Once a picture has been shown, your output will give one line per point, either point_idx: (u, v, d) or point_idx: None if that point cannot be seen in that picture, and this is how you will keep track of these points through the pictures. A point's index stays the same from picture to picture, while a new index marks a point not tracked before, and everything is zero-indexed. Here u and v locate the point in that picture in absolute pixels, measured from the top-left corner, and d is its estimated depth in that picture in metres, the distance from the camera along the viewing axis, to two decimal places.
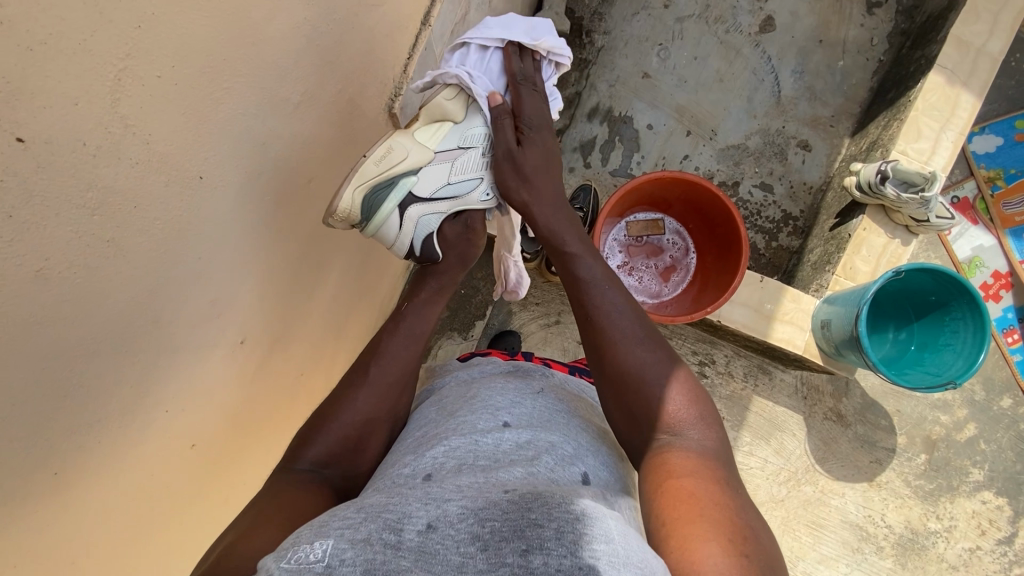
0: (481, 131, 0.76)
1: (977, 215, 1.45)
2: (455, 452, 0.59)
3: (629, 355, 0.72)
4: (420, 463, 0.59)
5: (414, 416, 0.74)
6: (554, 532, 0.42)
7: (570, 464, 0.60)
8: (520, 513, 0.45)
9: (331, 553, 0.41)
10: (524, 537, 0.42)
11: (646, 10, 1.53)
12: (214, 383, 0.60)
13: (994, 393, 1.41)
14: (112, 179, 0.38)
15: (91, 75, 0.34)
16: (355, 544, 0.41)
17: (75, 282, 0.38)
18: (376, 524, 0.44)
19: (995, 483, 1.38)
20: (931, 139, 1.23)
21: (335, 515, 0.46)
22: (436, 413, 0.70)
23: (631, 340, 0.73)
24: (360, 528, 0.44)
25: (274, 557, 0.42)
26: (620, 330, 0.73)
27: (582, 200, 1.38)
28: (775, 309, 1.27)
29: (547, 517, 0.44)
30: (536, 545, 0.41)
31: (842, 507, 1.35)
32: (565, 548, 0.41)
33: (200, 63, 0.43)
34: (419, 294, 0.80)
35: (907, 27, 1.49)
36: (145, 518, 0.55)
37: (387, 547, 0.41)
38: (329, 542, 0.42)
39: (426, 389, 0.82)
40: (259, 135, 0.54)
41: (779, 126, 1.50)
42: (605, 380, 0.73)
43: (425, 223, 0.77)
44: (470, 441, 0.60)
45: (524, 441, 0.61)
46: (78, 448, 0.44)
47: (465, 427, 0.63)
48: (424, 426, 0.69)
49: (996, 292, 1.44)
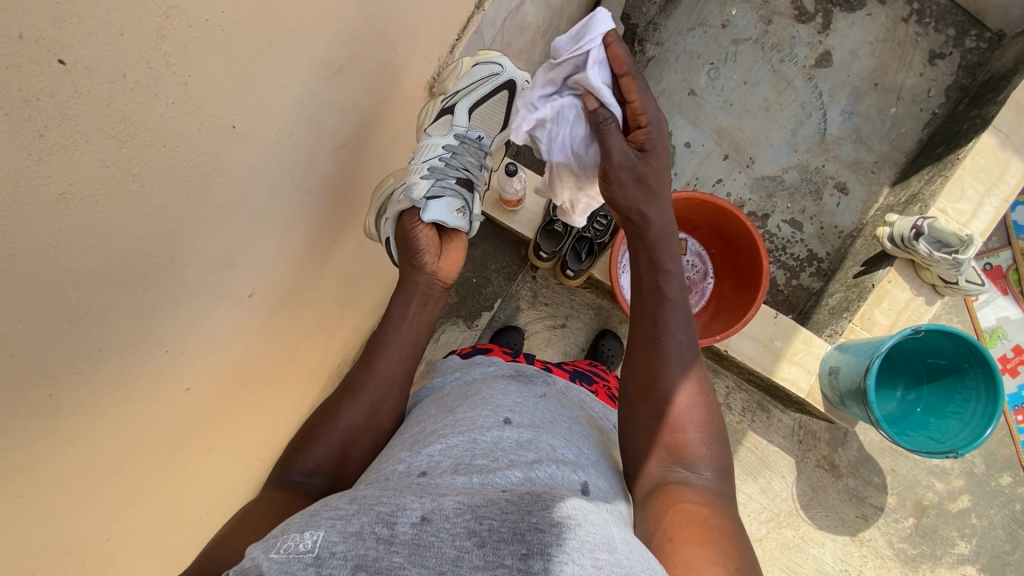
0: (423, 142, 0.80)
1: (1008, 286, 1.41)
2: (453, 450, 0.59)
3: (675, 385, 0.69)
4: (416, 460, 0.59)
5: (410, 416, 0.73)
6: (556, 538, 0.42)
7: (572, 469, 0.59)
8: (519, 515, 0.44)
9: (321, 545, 0.40)
10: (524, 541, 0.42)
11: (703, 27, 1.50)
12: (216, 332, 0.60)
13: (995, 469, 1.37)
14: (146, 115, 0.38)
15: (141, 8, 0.34)
16: (347, 538, 0.41)
17: (95, 210, 0.38)
18: (369, 517, 0.43)
19: (979, 559, 1.35)
20: (974, 201, 1.20)
21: (326, 505, 0.46)
22: (436, 409, 0.70)
23: (685, 369, 0.70)
24: (351, 520, 0.43)
25: (262, 546, 0.42)
26: (675, 347, 0.71)
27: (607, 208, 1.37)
28: (785, 347, 1.25)
29: (547, 522, 0.44)
30: (536, 550, 0.41)
31: (820, 557, 1.33)
32: (568, 553, 0.41)
33: (249, 13, 0.43)
34: (398, 298, 0.78)
35: (966, 84, 1.45)
36: (129, 453, 0.56)
37: (379, 541, 0.41)
38: (319, 534, 0.41)
39: (424, 386, 0.81)
40: (297, 94, 0.54)
41: (819, 164, 1.47)
42: (643, 397, 0.71)
43: (384, 231, 0.80)
44: (468, 440, 0.60)
45: (524, 440, 0.60)
46: (74, 374, 0.44)
47: (465, 424, 0.63)
48: (423, 421, 0.68)
49: (1014, 366, 1.39)
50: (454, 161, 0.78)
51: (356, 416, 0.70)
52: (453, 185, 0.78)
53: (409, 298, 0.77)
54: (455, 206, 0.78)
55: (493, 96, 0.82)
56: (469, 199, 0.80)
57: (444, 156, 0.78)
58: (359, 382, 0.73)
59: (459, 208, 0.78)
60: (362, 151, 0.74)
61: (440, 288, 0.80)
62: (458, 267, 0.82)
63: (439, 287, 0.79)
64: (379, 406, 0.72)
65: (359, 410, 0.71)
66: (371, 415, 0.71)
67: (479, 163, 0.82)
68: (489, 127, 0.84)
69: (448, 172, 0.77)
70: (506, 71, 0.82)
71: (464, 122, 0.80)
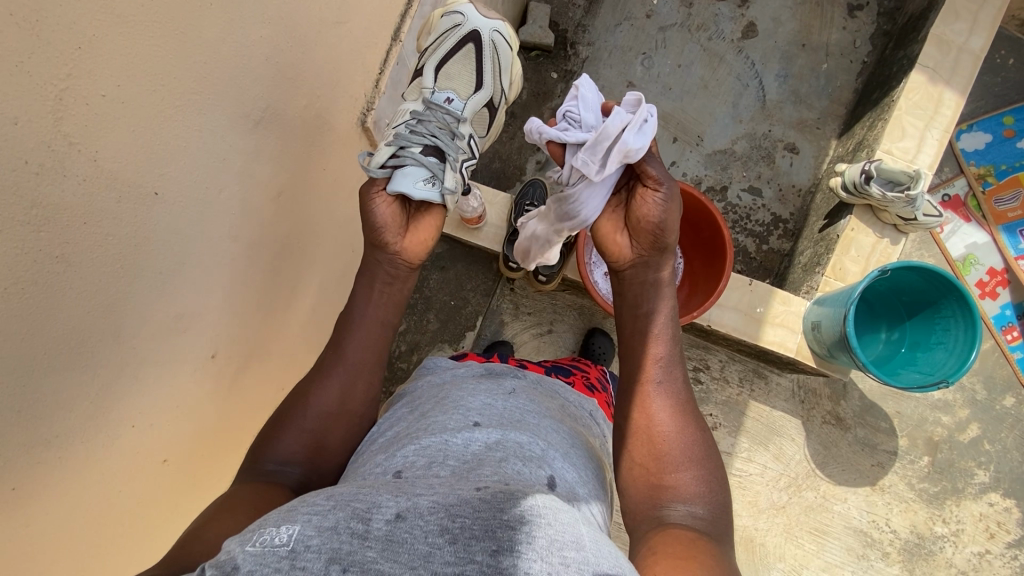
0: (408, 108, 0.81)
1: (969, 213, 1.44)
2: (425, 451, 0.57)
3: (676, 440, 0.66)
4: (391, 462, 0.57)
5: (384, 419, 0.71)
6: (525, 535, 0.42)
7: (538, 464, 0.58)
8: (491, 513, 0.43)
9: (297, 538, 0.39)
10: (495, 538, 0.41)
11: (629, 21, 1.55)
12: (183, 398, 0.61)
13: (996, 392, 1.39)
14: (58, 197, 0.39)
15: (32, 94, 0.36)
16: (322, 531, 0.40)
17: (24, 296, 0.39)
18: (345, 513, 0.42)
19: (1001, 485, 1.35)
20: (915, 137, 1.23)
21: (305, 501, 0.45)
22: (409, 414, 0.68)
23: (681, 422, 0.68)
24: (328, 515, 0.42)
25: (240, 539, 0.40)
26: (676, 414, 0.68)
27: (531, 196, 1.26)
28: (765, 312, 1.26)
29: (519, 520, 0.43)
30: (507, 547, 0.40)
31: (846, 513, 1.33)
32: (536, 551, 0.41)
33: (148, 81, 0.44)
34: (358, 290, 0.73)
35: (889, 28, 1.49)
36: (111, 536, 0.55)
37: (353, 536, 0.40)
38: (295, 527, 0.40)
39: (400, 393, 0.79)
40: (219, 152, 0.55)
41: (766, 130, 1.51)
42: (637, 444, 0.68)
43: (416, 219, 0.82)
44: (439, 440, 0.58)
45: (493, 438, 0.59)
46: (35, 464, 0.44)
47: (435, 427, 0.61)
48: (394, 428, 0.66)
49: (993, 289, 1.42)
50: (421, 128, 0.76)
51: (333, 420, 0.68)
52: (420, 155, 0.74)
53: (373, 279, 0.74)
54: (420, 176, 0.72)
55: (456, 48, 0.84)
56: (437, 171, 0.75)
57: (411, 123, 0.77)
58: (329, 369, 0.70)
59: (425, 180, 0.73)
60: (303, 195, 0.75)
61: (406, 268, 0.75)
62: (427, 245, 0.76)
63: (405, 267, 0.75)
64: (349, 395, 0.69)
65: (332, 398, 0.68)
66: (351, 412, 0.69)
67: (448, 131, 0.78)
68: (460, 87, 0.83)
69: (412, 139, 0.75)
70: (466, 21, 0.85)
71: (431, 83, 0.82)
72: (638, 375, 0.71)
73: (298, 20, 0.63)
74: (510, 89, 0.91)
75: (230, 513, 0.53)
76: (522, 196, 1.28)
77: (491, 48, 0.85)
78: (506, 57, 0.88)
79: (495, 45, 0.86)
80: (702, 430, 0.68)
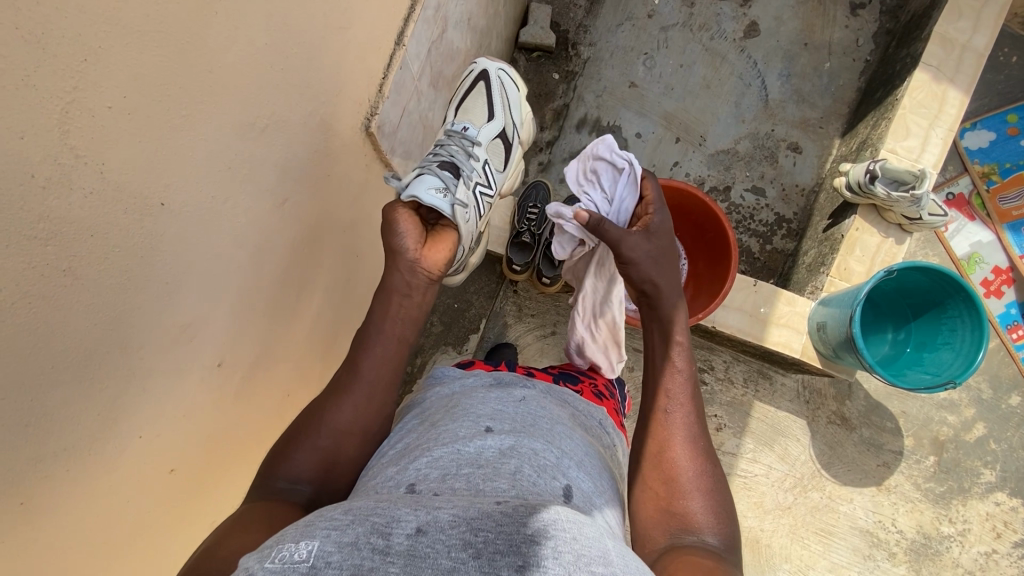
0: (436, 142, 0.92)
1: (974, 211, 1.43)
2: (439, 462, 0.56)
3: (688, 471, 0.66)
4: (404, 474, 0.57)
5: (394, 431, 0.70)
6: (550, 549, 0.41)
7: (554, 474, 0.57)
8: (514, 527, 0.43)
9: (317, 554, 0.39)
10: (520, 553, 0.40)
11: (631, 21, 1.54)
12: (191, 407, 0.60)
13: (1002, 391, 1.39)
14: (64, 211, 0.39)
15: (38, 108, 0.35)
16: (342, 548, 0.39)
17: (32, 309, 0.38)
18: (364, 528, 0.42)
19: (1008, 484, 1.35)
20: (920, 137, 1.23)
21: (321, 515, 0.45)
22: (419, 424, 0.68)
23: (691, 446, 0.68)
24: (347, 530, 0.41)
25: (257, 556, 0.40)
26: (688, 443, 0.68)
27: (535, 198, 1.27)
28: (770, 312, 1.26)
29: (543, 534, 0.42)
30: (532, 562, 0.40)
31: (852, 513, 1.32)
32: (563, 565, 0.40)
33: (153, 91, 0.44)
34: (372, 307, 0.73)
35: (892, 27, 1.49)
36: (120, 548, 0.55)
37: (374, 552, 0.39)
38: (314, 543, 0.40)
39: (410, 403, 0.78)
40: (224, 160, 0.55)
41: (769, 129, 1.50)
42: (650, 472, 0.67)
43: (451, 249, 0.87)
44: (453, 450, 0.58)
45: (507, 446, 0.59)
46: (43, 476, 0.44)
47: (447, 436, 0.60)
48: (404, 438, 0.66)
49: (998, 288, 1.42)
50: (439, 153, 0.85)
51: (340, 429, 0.67)
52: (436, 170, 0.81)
53: (387, 293, 0.73)
54: (432, 185, 0.78)
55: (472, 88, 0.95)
56: (449, 184, 0.80)
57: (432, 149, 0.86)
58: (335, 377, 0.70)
59: (437, 188, 0.78)
60: (309, 201, 0.74)
61: (425, 279, 0.75)
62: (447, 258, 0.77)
63: (425, 278, 0.75)
64: (356, 402, 0.69)
65: (339, 405, 0.68)
66: (357, 420, 0.68)
67: (464, 154, 0.87)
68: (474, 117, 0.92)
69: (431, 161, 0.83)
70: (478, 65, 0.97)
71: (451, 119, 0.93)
72: (649, 404, 0.71)
73: (302, 26, 0.63)
74: (523, 126, 1.00)
75: (241, 527, 0.52)
76: (526, 199, 1.28)
77: (499, 83, 0.96)
78: (513, 92, 0.97)
79: (502, 81, 0.96)
80: (710, 455, 0.68)
